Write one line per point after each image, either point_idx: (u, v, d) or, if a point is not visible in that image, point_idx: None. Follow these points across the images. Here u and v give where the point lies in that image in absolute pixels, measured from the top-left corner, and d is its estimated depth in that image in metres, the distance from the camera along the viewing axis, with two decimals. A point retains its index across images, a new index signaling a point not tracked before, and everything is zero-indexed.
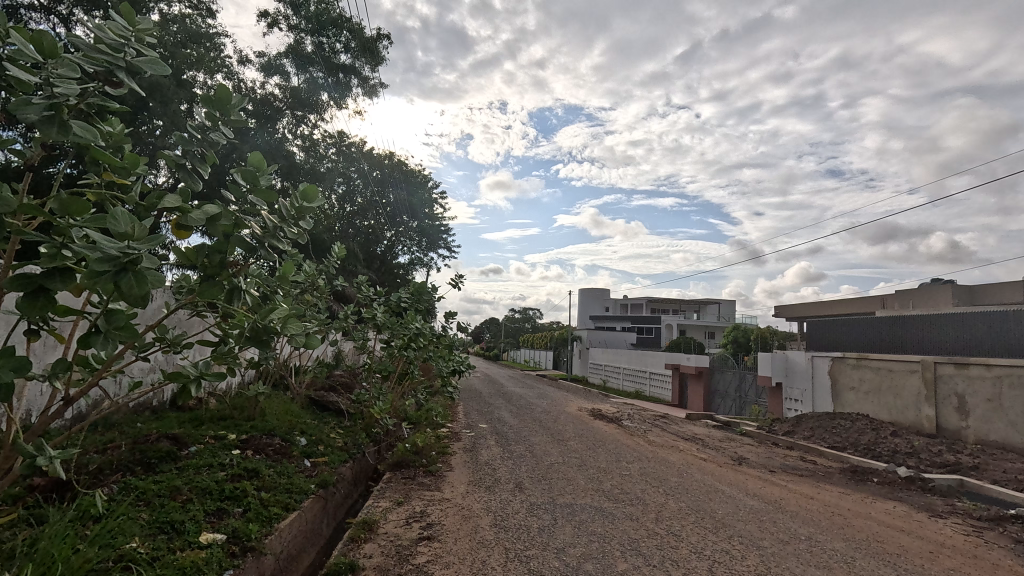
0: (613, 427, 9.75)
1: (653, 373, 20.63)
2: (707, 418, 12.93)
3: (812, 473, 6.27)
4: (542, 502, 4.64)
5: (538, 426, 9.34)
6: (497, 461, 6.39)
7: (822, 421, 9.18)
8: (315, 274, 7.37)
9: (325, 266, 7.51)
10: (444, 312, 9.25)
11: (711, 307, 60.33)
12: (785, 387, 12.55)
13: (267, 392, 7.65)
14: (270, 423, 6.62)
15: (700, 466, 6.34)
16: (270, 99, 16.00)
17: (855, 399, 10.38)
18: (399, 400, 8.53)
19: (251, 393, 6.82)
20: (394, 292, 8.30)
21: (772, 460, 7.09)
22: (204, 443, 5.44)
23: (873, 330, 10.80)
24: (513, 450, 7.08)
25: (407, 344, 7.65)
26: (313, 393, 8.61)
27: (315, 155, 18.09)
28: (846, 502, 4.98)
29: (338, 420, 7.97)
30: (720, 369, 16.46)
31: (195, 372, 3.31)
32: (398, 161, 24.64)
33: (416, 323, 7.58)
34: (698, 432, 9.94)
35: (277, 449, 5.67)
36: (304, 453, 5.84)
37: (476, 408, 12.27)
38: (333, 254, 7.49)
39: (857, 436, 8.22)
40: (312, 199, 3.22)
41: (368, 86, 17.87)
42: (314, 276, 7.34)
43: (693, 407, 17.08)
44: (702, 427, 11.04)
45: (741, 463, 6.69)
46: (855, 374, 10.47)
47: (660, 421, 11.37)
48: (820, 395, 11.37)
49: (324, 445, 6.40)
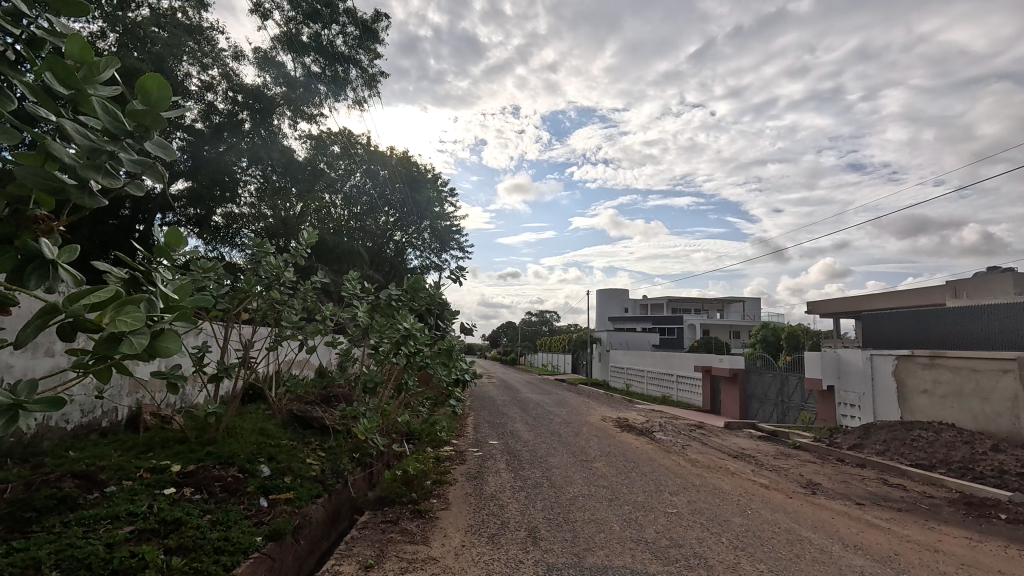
0: (643, 441, 8.42)
1: (680, 377, 19.15)
2: (750, 427, 11.47)
3: (912, 506, 4.88)
4: (564, 563, 3.38)
5: (557, 442, 8.08)
6: (506, 495, 5.11)
7: (897, 431, 7.68)
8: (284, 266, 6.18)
9: (294, 254, 6.32)
10: (446, 313, 8.04)
11: (736, 306, 58.19)
12: (838, 391, 11.05)
13: (238, 409, 6.56)
14: (230, 448, 5.47)
15: (762, 496, 5.01)
16: (263, 91, 15.13)
17: (930, 404, 8.84)
18: (394, 416, 7.33)
19: (204, 412, 5.65)
20: (383, 287, 7.07)
21: (850, 486, 5.68)
22: (127, 482, 4.26)
23: (947, 322, 9.26)
24: (527, 476, 5.82)
25: (397, 349, 6.36)
26: (296, 406, 7.44)
27: (315, 151, 17.14)
28: (988, 559, 3.60)
29: (321, 440, 6.78)
30: (757, 370, 14.95)
31: (15, 397, 2.08)
32: (406, 159, 23.68)
33: (405, 322, 6.31)
34: (745, 446, 8.52)
35: (226, 485, 4.50)
36: (262, 488, 4.66)
37: (488, 420, 11.05)
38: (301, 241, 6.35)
39: (946, 451, 6.74)
40: (161, 104, 1.88)
41: (368, 76, 16.84)
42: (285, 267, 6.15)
43: (728, 414, 15.55)
44: (747, 439, 9.60)
45: (815, 491, 5.31)
46: (928, 375, 8.93)
47: (697, 432, 9.98)
48: (883, 399, 9.84)
49: (294, 474, 5.19)
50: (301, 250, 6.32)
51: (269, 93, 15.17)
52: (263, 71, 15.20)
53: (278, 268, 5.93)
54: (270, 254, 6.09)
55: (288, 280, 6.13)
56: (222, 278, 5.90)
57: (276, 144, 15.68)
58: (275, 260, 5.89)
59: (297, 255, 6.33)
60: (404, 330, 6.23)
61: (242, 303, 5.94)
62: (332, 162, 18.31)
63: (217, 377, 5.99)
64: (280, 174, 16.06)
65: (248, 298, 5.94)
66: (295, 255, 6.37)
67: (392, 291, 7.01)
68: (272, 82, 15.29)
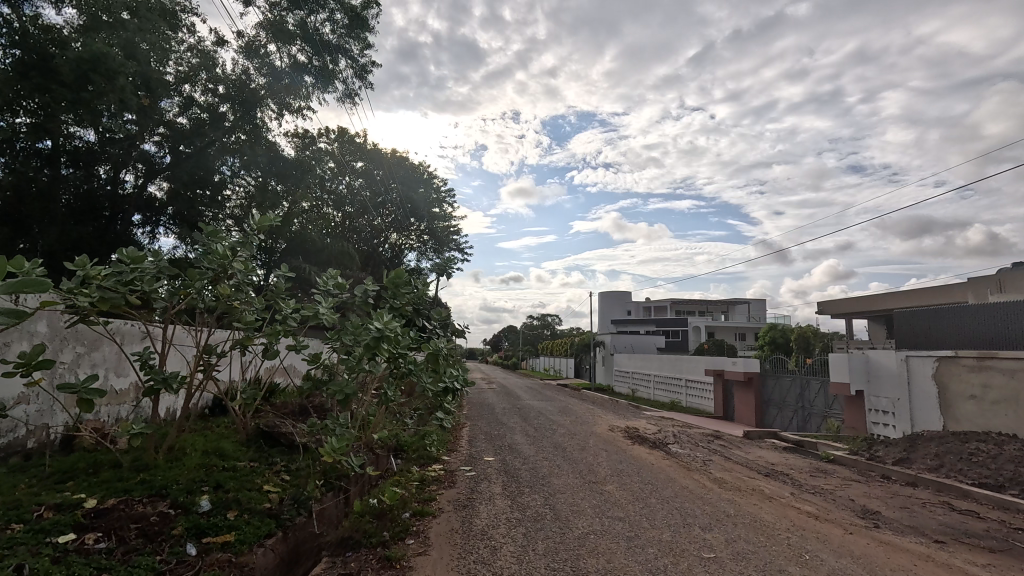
0: (657, 455, 7.50)
1: (689, 381, 18.21)
2: (772, 437, 10.50)
3: (1006, 545, 3.92)
4: None
5: (561, 458, 7.16)
6: (499, 534, 4.13)
7: (949, 443, 6.70)
8: (233, 255, 5.09)
9: (243, 239, 5.20)
10: (435, 314, 7.12)
11: (740, 308, 57.36)
12: (868, 397, 10.11)
13: (186, 426, 5.61)
14: (168, 476, 4.56)
15: (817, 534, 4.06)
16: (244, 81, 14.38)
17: (980, 411, 7.88)
18: (375, 431, 6.42)
19: (133, 430, 4.67)
20: (358, 282, 6.09)
21: (916, 515, 4.72)
22: (14, 527, 3.33)
23: (998, 320, 8.24)
24: (526, 503, 4.90)
25: (371, 354, 5.35)
26: (264, 420, 6.50)
27: (302, 148, 16.39)
28: None
29: (289, 458, 5.84)
30: (774, 374, 14.00)
31: None
32: (401, 156, 22.96)
33: (377, 323, 5.28)
34: (773, 460, 7.56)
35: (145, 528, 3.59)
36: (194, 530, 3.75)
37: (485, 431, 10.17)
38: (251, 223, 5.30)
39: (1016, 467, 5.76)
40: None
41: (358, 68, 15.72)
42: (235, 255, 5.11)
43: (744, 421, 14.58)
44: (771, 451, 8.63)
45: (879, 525, 4.35)
46: (975, 379, 7.97)
47: (715, 443, 9.03)
48: (923, 407, 8.87)
49: (241, 508, 4.25)
50: (254, 236, 5.22)
51: (253, 86, 14.50)
52: (247, 61, 14.50)
53: (225, 256, 4.83)
54: (218, 240, 5.00)
55: (240, 272, 5.03)
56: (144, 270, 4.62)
57: (261, 137, 14.82)
58: (221, 248, 4.74)
59: (247, 242, 5.19)
60: (376, 332, 5.17)
61: (183, 301, 4.91)
62: (324, 158, 17.62)
63: (156, 389, 5.00)
64: (265, 169, 15.13)
65: (190, 293, 4.91)
66: (245, 242, 5.23)
67: (368, 286, 6.04)
68: (256, 72, 14.55)
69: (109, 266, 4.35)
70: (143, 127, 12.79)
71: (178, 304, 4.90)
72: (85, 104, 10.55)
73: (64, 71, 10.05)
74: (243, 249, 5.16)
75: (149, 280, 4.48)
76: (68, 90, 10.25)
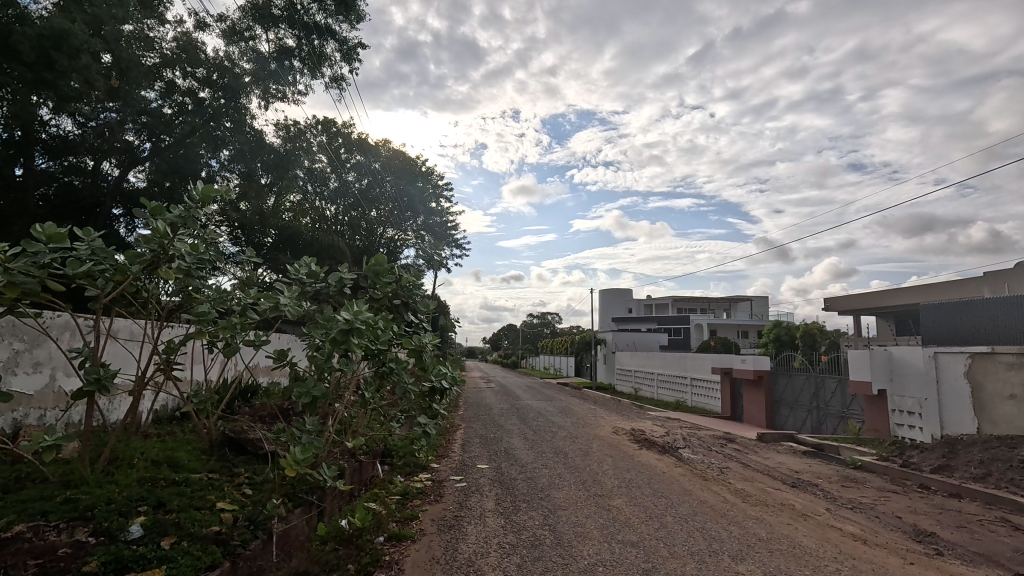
0: (668, 462, 6.81)
1: (694, 380, 17.58)
2: (789, 440, 9.81)
3: None
4: None
5: (561, 466, 6.48)
6: (488, 564, 3.45)
7: (996, 449, 5.98)
8: (173, 233, 4.20)
9: (185, 215, 4.30)
10: (421, 306, 6.40)
11: (742, 305, 56.67)
12: (891, 397, 9.44)
13: (129, 437, 4.89)
14: (99, 493, 3.86)
15: (871, 567, 3.36)
16: (227, 65, 13.61)
17: (1020, 412, 7.20)
18: (353, 438, 5.74)
19: (56, 439, 3.91)
20: (333, 269, 5.39)
21: (981, 538, 4.02)
22: None
23: None
24: (520, 523, 4.22)
25: (342, 350, 4.67)
26: (230, 426, 5.81)
27: (288, 140, 15.65)
28: None
29: (254, 469, 5.15)
30: (786, 372, 13.33)
31: None
32: (395, 148, 22.37)
33: (348, 313, 4.61)
34: (796, 467, 6.86)
35: (47, 567, 2.89)
36: (116, 564, 3.07)
37: (481, 434, 9.54)
38: (197, 196, 4.39)
39: None
40: None
41: (346, 50, 15.04)
42: (178, 234, 4.23)
43: (753, 421, 13.94)
44: (790, 456, 7.93)
45: (942, 552, 3.67)
46: (1015, 377, 7.28)
47: (730, 448, 8.32)
48: (953, 407, 8.18)
49: (181, 534, 3.56)
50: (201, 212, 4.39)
51: (236, 70, 13.77)
52: (230, 45, 13.82)
53: (165, 235, 3.94)
54: (159, 217, 4.18)
55: (185, 254, 4.18)
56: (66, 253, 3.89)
57: (245, 125, 14.13)
58: (160, 225, 3.96)
59: (190, 218, 4.30)
60: (344, 325, 4.51)
61: (119, 288, 4.08)
62: (312, 148, 16.92)
63: (89, 393, 4.27)
64: (251, 159, 14.41)
65: (128, 278, 4.09)
66: (190, 219, 4.36)
67: (344, 273, 5.33)
68: (239, 56, 13.87)
69: (20, 245, 3.62)
70: (123, 114, 11.99)
71: (112, 293, 4.17)
72: (50, 86, 9.15)
73: (21, 49, 8.58)
74: (185, 227, 4.27)
75: (74, 263, 3.76)
76: (28, 70, 8.81)
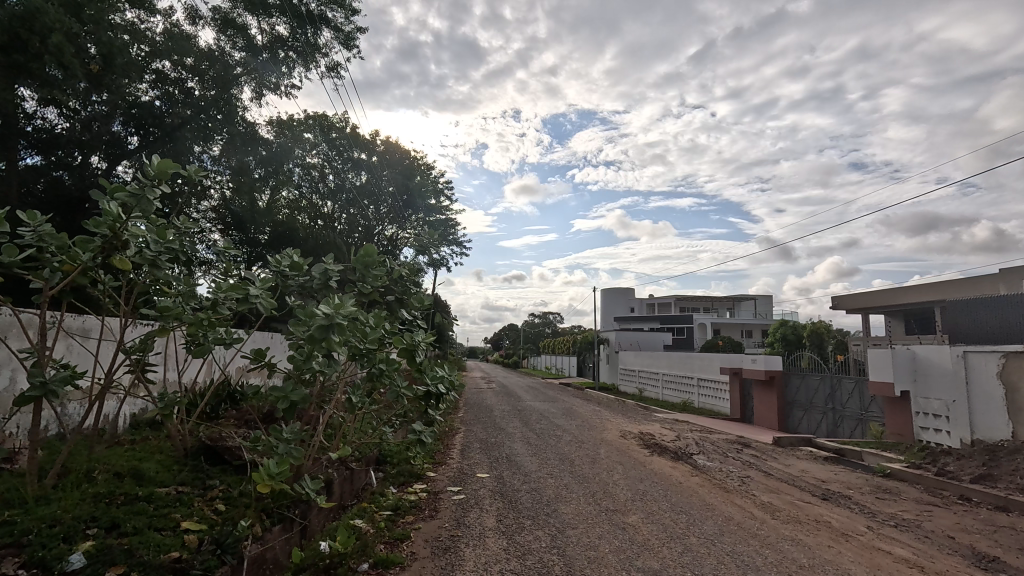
0: (686, 471, 6.28)
1: (701, 380, 17.09)
2: (806, 445, 9.31)
3: None
4: None
5: (569, 476, 5.97)
6: None
7: None
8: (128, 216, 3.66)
9: (141, 195, 3.76)
10: (417, 302, 5.89)
11: (746, 304, 56.07)
12: (915, 398, 8.92)
13: (88, 447, 4.38)
14: (41, 514, 3.34)
15: None
16: (216, 54, 13.08)
17: None
18: (340, 446, 5.25)
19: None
20: (318, 261, 4.88)
21: None
22: None
23: None
24: (525, 545, 3.74)
25: (324, 350, 4.17)
26: (207, 433, 5.30)
27: (282, 134, 15.16)
28: None
29: (232, 482, 4.66)
30: (798, 372, 12.82)
31: None
32: (393, 144, 21.91)
33: (330, 308, 4.10)
34: (823, 476, 6.33)
35: None
36: None
37: (481, 439, 9.07)
38: (157, 174, 3.84)
39: None
40: None
41: (343, 37, 14.50)
42: (134, 217, 3.69)
43: (764, 423, 13.43)
44: (812, 462, 7.41)
45: None
46: None
47: (748, 454, 7.78)
48: (984, 410, 7.66)
49: (130, 563, 3.05)
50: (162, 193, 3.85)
51: (228, 60, 13.28)
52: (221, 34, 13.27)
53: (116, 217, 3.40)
54: (113, 197, 3.64)
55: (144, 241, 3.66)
56: (4, 238, 3.39)
57: (236, 116, 13.61)
58: (112, 205, 3.43)
59: (147, 199, 3.75)
60: (324, 321, 3.99)
61: (68, 279, 3.57)
62: (307, 142, 16.44)
63: (36, 398, 3.77)
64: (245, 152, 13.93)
65: (79, 268, 3.57)
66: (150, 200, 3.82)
67: (329, 265, 4.81)
68: (232, 47, 13.39)
69: None
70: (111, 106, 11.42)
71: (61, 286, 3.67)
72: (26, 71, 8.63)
73: None
74: (141, 209, 3.72)
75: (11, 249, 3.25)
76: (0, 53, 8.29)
